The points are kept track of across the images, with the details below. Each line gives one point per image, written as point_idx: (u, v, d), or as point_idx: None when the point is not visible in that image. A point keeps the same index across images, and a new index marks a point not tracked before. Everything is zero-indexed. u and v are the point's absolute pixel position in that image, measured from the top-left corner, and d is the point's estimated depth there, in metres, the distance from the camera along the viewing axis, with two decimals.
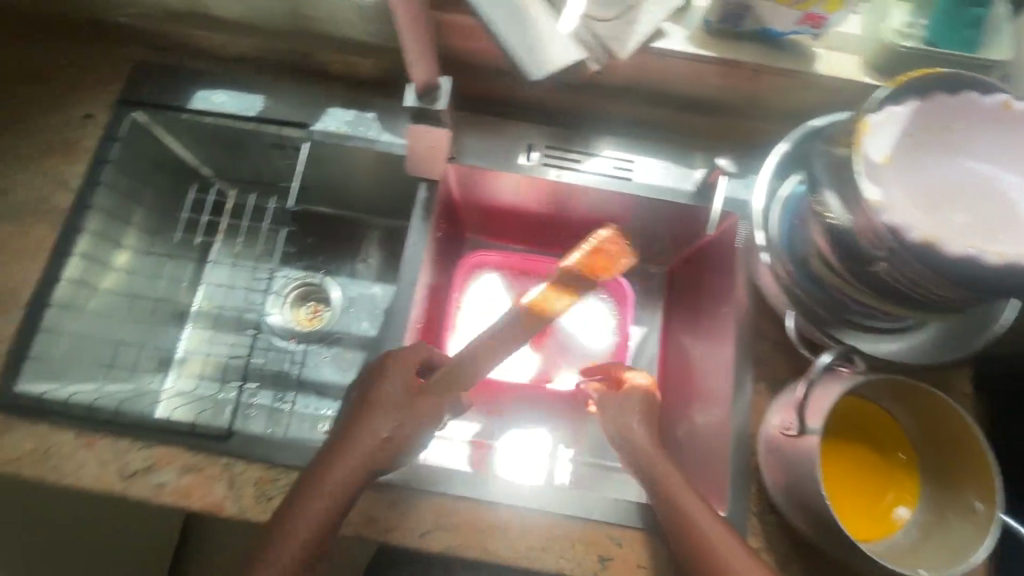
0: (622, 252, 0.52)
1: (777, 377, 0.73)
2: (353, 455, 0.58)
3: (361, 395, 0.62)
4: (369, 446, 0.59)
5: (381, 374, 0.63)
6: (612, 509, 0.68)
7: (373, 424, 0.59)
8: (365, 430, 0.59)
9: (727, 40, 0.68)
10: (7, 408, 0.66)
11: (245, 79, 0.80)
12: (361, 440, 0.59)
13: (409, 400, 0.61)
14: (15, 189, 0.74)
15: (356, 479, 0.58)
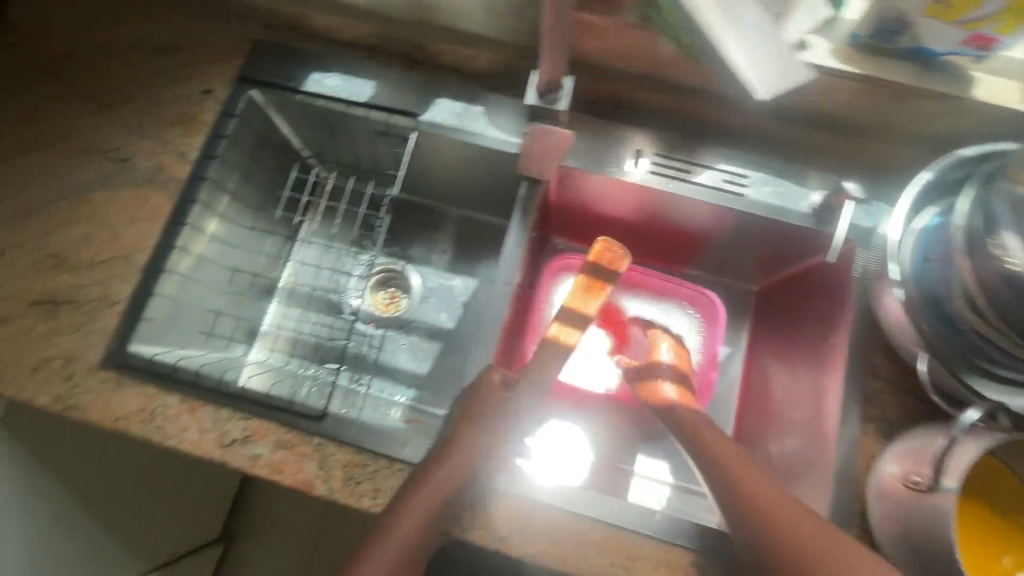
0: (620, 256, 0.73)
1: (887, 418, 0.68)
2: (451, 464, 0.61)
3: (461, 408, 0.66)
4: (467, 456, 0.62)
5: (480, 388, 0.67)
6: (698, 536, 0.66)
7: (473, 437, 0.63)
8: (465, 442, 0.63)
9: (875, 57, 0.65)
10: (120, 366, 0.69)
11: (358, 64, 0.81)
12: (462, 450, 0.62)
13: (505, 418, 0.66)
14: (139, 158, 0.78)
15: (457, 484, 0.61)
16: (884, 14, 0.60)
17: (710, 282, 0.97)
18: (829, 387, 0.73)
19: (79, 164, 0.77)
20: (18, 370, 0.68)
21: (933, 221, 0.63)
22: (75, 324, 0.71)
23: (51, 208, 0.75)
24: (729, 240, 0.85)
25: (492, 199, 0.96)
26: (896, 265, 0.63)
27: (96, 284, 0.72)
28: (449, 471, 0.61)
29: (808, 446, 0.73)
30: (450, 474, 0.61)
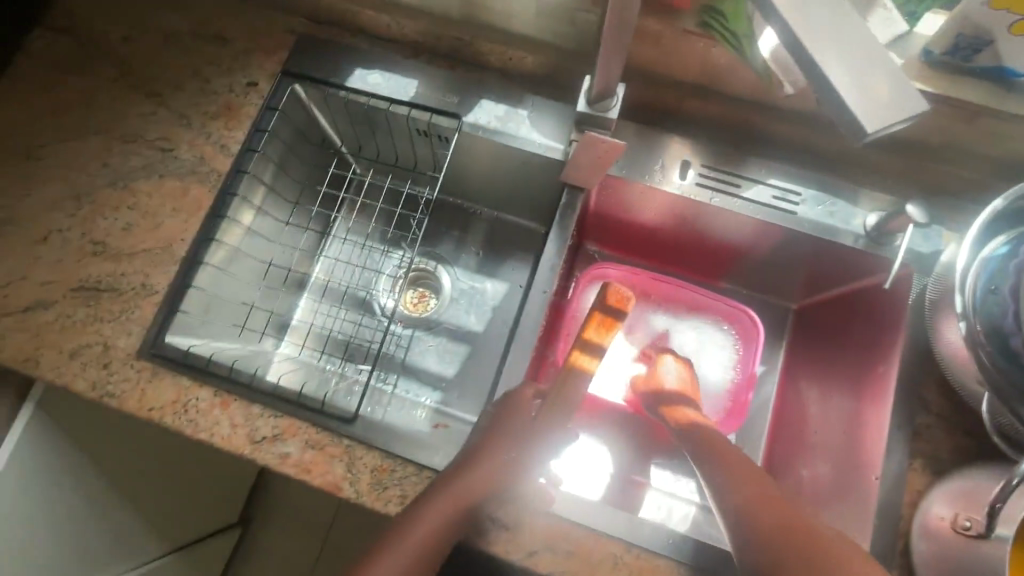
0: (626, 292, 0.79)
1: (939, 455, 0.64)
2: (472, 475, 0.60)
3: (491, 416, 0.65)
4: (490, 470, 0.61)
5: (511, 400, 0.66)
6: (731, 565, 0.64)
7: (498, 449, 0.62)
8: (489, 456, 0.61)
9: (950, 75, 0.61)
10: (157, 357, 0.69)
11: (402, 62, 0.80)
12: (485, 463, 0.61)
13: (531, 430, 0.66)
14: (181, 149, 0.78)
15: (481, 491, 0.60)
16: (964, 31, 0.57)
17: (747, 298, 0.94)
18: (874, 417, 0.70)
19: (123, 152, 0.78)
20: (57, 355, 0.69)
21: (999, 250, 0.60)
22: (114, 312, 0.71)
23: (95, 195, 0.76)
24: (770, 257, 0.82)
25: (526, 202, 0.94)
26: (960, 294, 0.59)
27: (135, 273, 0.73)
28: (470, 483, 0.60)
29: (848, 477, 0.71)
30: (470, 486, 0.60)
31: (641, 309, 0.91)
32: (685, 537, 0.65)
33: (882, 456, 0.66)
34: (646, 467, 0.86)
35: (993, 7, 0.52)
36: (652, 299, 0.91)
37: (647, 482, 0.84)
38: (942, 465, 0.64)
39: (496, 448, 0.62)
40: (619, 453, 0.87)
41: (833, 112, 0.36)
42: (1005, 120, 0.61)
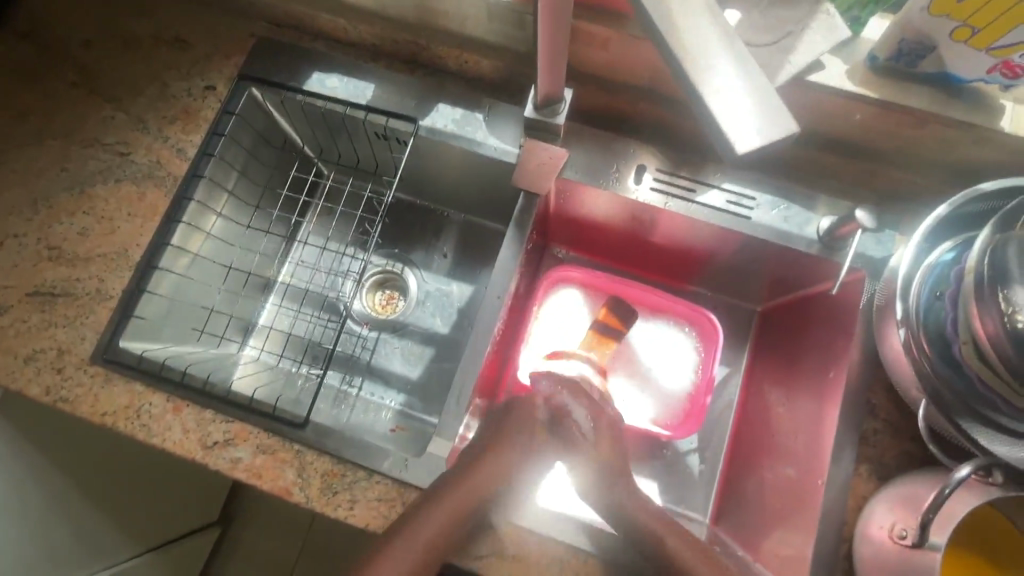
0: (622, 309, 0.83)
1: (882, 459, 0.66)
2: (460, 492, 0.57)
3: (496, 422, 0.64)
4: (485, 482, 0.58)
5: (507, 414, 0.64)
6: None
7: (497, 463, 0.59)
8: (493, 456, 0.60)
9: (894, 82, 0.61)
10: (109, 363, 0.69)
11: (360, 66, 0.80)
12: (486, 468, 0.59)
13: (535, 446, 0.63)
14: (139, 153, 0.78)
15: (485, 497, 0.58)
16: (905, 37, 0.56)
17: (711, 300, 0.94)
18: (823, 420, 0.70)
19: (81, 156, 0.78)
20: (12, 360, 0.69)
21: (945, 257, 0.59)
22: (69, 317, 0.71)
23: (50, 199, 0.76)
24: (730, 260, 0.82)
25: (490, 203, 0.94)
26: (901, 301, 0.60)
27: (90, 278, 0.73)
28: (467, 496, 0.57)
29: (795, 478, 0.71)
30: (461, 502, 0.57)
31: None
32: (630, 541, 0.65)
33: (828, 460, 0.66)
34: None
35: (934, 11, 0.52)
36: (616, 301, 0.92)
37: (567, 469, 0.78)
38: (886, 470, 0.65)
39: (497, 461, 0.60)
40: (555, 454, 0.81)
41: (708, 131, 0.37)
42: (951, 127, 0.61)
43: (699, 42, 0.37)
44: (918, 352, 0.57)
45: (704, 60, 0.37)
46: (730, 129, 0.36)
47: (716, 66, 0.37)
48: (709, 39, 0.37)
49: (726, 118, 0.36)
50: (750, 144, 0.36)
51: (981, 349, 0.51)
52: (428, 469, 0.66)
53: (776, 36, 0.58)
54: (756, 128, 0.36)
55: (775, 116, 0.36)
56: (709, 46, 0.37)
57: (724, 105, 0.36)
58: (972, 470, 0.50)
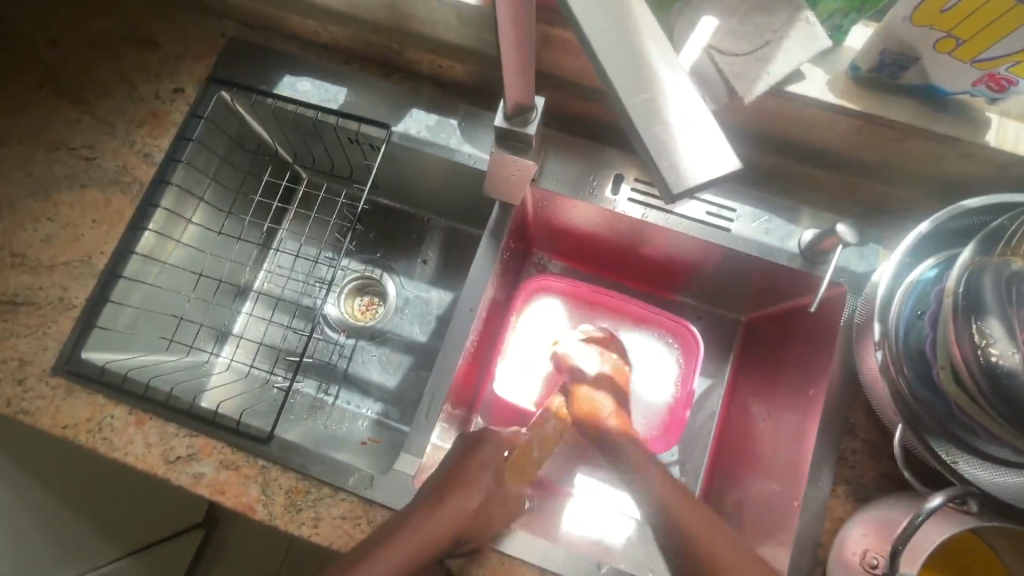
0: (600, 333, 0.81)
1: (860, 480, 0.64)
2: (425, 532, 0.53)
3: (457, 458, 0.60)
4: (455, 509, 0.55)
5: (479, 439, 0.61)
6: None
7: (464, 496, 0.56)
8: (459, 491, 0.56)
9: (877, 93, 0.59)
10: (70, 374, 0.68)
11: (332, 70, 0.78)
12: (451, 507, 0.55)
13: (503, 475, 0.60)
14: (105, 158, 0.76)
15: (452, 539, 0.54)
16: (886, 49, 0.54)
17: (695, 310, 0.92)
18: (804, 439, 0.68)
19: (46, 160, 0.76)
20: None
21: (927, 275, 0.57)
22: (30, 327, 0.70)
23: (14, 205, 0.74)
24: (713, 271, 0.81)
25: (471, 209, 0.92)
26: (880, 322, 0.58)
27: (53, 286, 0.71)
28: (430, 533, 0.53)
29: (774, 498, 0.70)
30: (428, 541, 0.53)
31: (587, 320, 0.89)
32: (599, 564, 0.63)
33: (806, 481, 0.65)
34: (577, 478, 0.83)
35: (916, 22, 0.50)
36: (597, 311, 0.90)
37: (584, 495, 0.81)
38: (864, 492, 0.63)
39: (471, 483, 0.57)
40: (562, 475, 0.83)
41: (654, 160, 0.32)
42: (935, 141, 0.59)
43: (635, 51, 0.31)
44: (897, 374, 0.55)
45: (644, 76, 0.31)
46: (676, 158, 0.31)
47: (658, 83, 0.31)
48: (647, 47, 0.31)
49: (670, 146, 0.31)
50: (707, 172, 0.31)
51: (960, 374, 0.49)
52: (395, 486, 0.64)
53: (753, 44, 0.56)
54: (707, 156, 0.31)
55: (724, 141, 0.31)
56: (648, 57, 0.31)
57: (668, 130, 0.31)
58: (946, 500, 0.49)
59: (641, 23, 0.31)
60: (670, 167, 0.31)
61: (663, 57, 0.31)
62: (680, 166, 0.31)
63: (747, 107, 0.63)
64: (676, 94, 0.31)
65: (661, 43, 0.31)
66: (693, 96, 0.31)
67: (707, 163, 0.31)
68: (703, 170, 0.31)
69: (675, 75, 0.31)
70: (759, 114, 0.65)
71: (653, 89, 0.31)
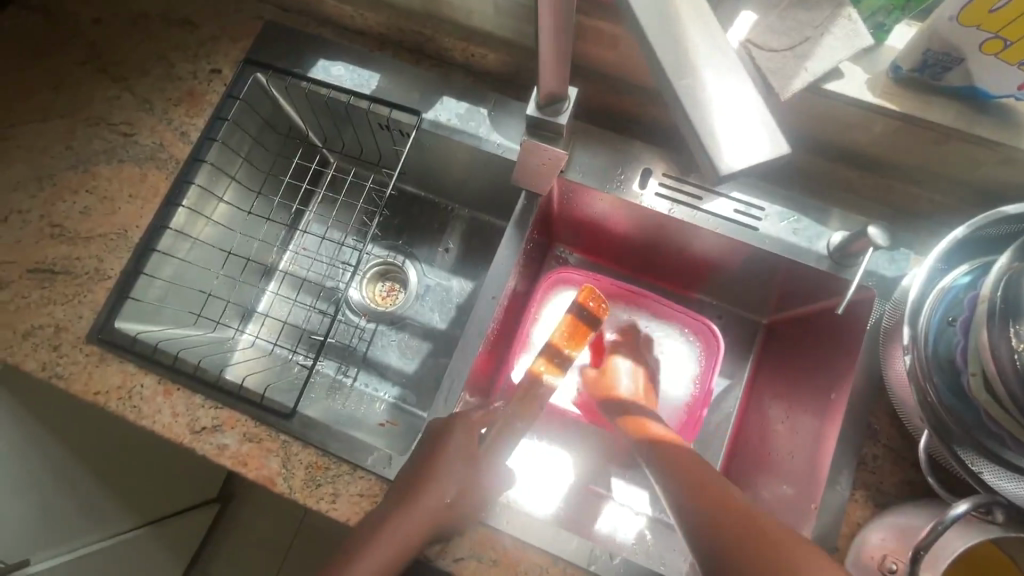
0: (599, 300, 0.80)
1: (881, 485, 0.63)
2: (409, 523, 0.56)
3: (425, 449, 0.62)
4: (431, 505, 0.57)
5: (448, 429, 0.62)
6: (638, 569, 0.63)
7: (436, 490, 0.58)
8: (430, 482, 0.59)
9: (917, 93, 0.58)
10: (103, 342, 0.70)
11: (366, 55, 0.79)
12: (425, 498, 0.58)
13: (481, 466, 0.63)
14: (143, 134, 0.78)
15: (427, 529, 0.57)
16: (929, 49, 0.53)
17: (715, 309, 0.92)
18: (824, 441, 0.68)
19: (86, 135, 0.78)
20: (11, 334, 0.70)
21: (960, 280, 0.56)
22: (67, 295, 0.72)
23: (55, 176, 0.76)
24: (737, 271, 0.80)
25: (494, 200, 0.93)
26: (910, 326, 0.57)
27: (90, 257, 0.73)
28: (410, 524, 0.56)
29: (790, 499, 0.69)
30: (414, 528, 0.57)
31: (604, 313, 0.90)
32: (612, 554, 0.63)
33: (825, 484, 0.64)
34: (606, 480, 0.82)
35: (964, 21, 0.48)
36: (616, 305, 0.90)
37: (607, 494, 0.80)
38: (883, 498, 0.63)
39: (454, 471, 0.60)
40: (585, 470, 0.83)
41: (692, 144, 0.32)
42: (976, 144, 0.58)
43: (681, 34, 0.31)
44: (926, 380, 0.55)
45: (688, 59, 0.31)
46: (715, 140, 0.31)
47: (704, 68, 0.31)
48: (693, 32, 0.31)
49: (712, 128, 0.31)
50: (743, 156, 0.31)
51: (992, 381, 0.48)
52: None
53: (793, 39, 0.55)
54: (745, 140, 0.31)
55: (768, 122, 0.31)
56: (694, 41, 0.31)
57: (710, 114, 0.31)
58: (970, 508, 0.48)
59: (686, 9, 0.31)
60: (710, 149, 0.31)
61: (710, 40, 0.31)
62: (722, 149, 0.31)
63: (781, 103, 0.63)
64: (720, 77, 0.31)
65: (708, 26, 0.31)
66: (739, 76, 0.31)
67: (746, 148, 0.31)
68: (745, 153, 0.31)
69: (722, 60, 0.31)
70: (792, 111, 0.64)
71: (696, 73, 0.31)
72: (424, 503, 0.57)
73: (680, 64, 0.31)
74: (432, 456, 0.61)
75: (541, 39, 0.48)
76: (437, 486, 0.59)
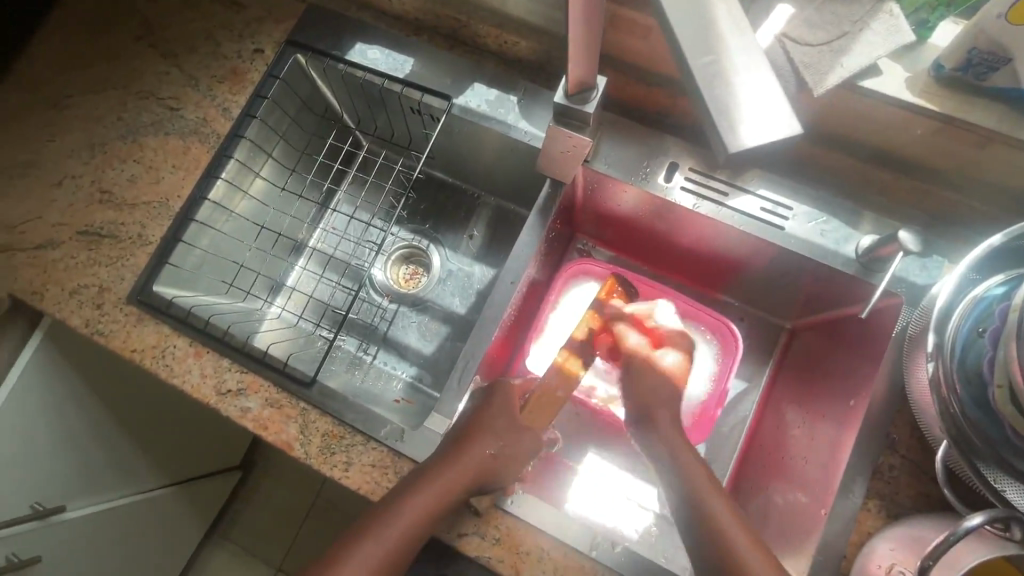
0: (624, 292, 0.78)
1: (896, 496, 0.62)
2: (426, 491, 0.58)
3: (468, 417, 0.65)
4: (472, 463, 0.60)
5: (492, 393, 0.67)
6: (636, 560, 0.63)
7: (480, 444, 0.61)
8: (470, 443, 0.61)
9: (958, 94, 0.56)
10: (142, 303, 0.74)
11: (402, 40, 0.81)
12: (458, 464, 0.60)
13: (522, 432, 0.66)
14: (188, 109, 0.82)
15: (464, 487, 0.60)
16: (974, 47, 0.52)
17: (737, 310, 0.91)
18: (840, 450, 0.66)
19: (136, 108, 0.82)
20: (59, 292, 0.75)
21: (994, 290, 0.54)
22: (111, 257, 0.76)
23: (107, 146, 0.81)
24: (762, 271, 0.79)
25: (520, 189, 0.94)
26: (936, 334, 0.55)
27: (133, 223, 0.77)
28: (442, 489, 0.59)
29: (801, 506, 0.68)
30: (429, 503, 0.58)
31: None
32: (613, 542, 0.64)
33: (837, 491, 0.63)
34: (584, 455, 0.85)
35: (1013, 19, 0.47)
36: None
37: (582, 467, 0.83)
38: (897, 509, 0.61)
39: (474, 448, 0.61)
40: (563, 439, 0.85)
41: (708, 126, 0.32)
42: (1019, 150, 0.56)
43: (705, 15, 0.31)
44: (948, 390, 0.53)
45: (714, 37, 0.31)
46: (734, 120, 0.31)
47: (729, 45, 0.31)
48: (717, 12, 0.31)
49: (734, 107, 0.31)
50: (760, 136, 0.31)
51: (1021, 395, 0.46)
52: (423, 442, 0.67)
53: (830, 34, 0.54)
54: (765, 122, 0.31)
55: (785, 104, 0.31)
56: (717, 23, 0.31)
57: (733, 93, 0.31)
58: (986, 522, 0.46)
59: None
60: (726, 127, 0.31)
61: (735, 23, 0.31)
62: (739, 128, 0.31)
63: (816, 100, 0.62)
64: (742, 60, 0.31)
65: (733, 7, 0.31)
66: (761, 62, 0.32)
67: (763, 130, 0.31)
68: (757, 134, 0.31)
69: (746, 40, 0.31)
70: (827, 109, 0.63)
71: (720, 50, 0.31)
72: (467, 457, 0.60)
73: (702, 44, 0.31)
74: (480, 417, 0.64)
75: (569, 24, 0.48)
76: (475, 445, 0.61)
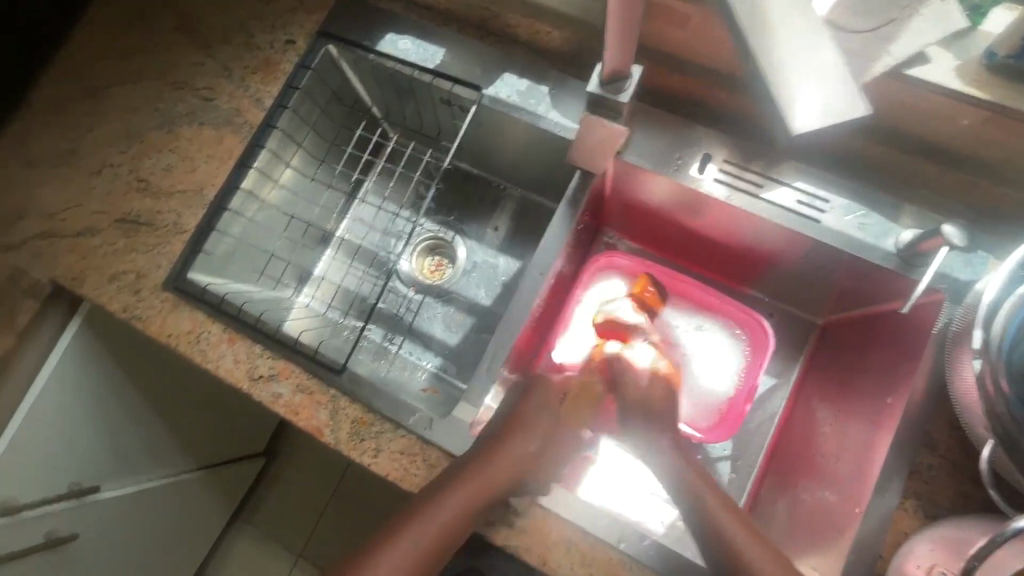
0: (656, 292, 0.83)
1: (934, 496, 0.60)
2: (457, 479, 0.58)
3: (512, 413, 0.62)
4: (511, 463, 0.58)
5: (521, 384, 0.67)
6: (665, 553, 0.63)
7: (522, 441, 0.59)
8: (512, 441, 0.59)
9: (1010, 82, 0.54)
10: (177, 290, 0.75)
11: (432, 30, 0.81)
12: (498, 462, 0.58)
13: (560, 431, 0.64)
14: (222, 99, 0.83)
15: (503, 485, 0.57)
16: None
17: (767, 305, 0.89)
18: (875, 449, 0.65)
19: (172, 98, 0.84)
20: (99, 278, 0.77)
21: None
22: (148, 244, 0.78)
23: (144, 136, 0.82)
24: (796, 266, 0.77)
25: (547, 180, 0.93)
26: (983, 329, 0.53)
27: (169, 212, 0.79)
28: (483, 486, 0.56)
29: (832, 504, 0.67)
30: None
31: None
32: (641, 535, 0.64)
33: (872, 490, 0.61)
34: None
35: None
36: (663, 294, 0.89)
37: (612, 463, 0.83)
38: (934, 509, 0.60)
39: (514, 446, 0.59)
40: None
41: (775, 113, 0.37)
42: None
43: (780, 16, 0.36)
44: (995, 387, 0.51)
45: (783, 36, 0.36)
46: (801, 106, 0.36)
47: (796, 42, 0.36)
48: (790, 14, 0.36)
49: (802, 94, 0.36)
50: (820, 119, 0.36)
51: None
52: (451, 431, 0.67)
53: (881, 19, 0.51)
54: (826, 107, 0.36)
55: (848, 90, 0.36)
56: (791, 24, 0.36)
57: (802, 83, 0.36)
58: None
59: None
60: (797, 111, 0.36)
61: (803, 22, 0.36)
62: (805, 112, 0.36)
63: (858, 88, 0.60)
64: (812, 52, 0.36)
65: (804, 10, 0.36)
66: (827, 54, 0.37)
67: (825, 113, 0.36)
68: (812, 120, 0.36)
69: (812, 36, 0.36)
70: (870, 98, 0.61)
71: (791, 48, 0.36)
72: (508, 454, 0.58)
73: (773, 41, 0.36)
74: (522, 414, 0.62)
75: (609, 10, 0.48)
76: (519, 444, 0.59)
